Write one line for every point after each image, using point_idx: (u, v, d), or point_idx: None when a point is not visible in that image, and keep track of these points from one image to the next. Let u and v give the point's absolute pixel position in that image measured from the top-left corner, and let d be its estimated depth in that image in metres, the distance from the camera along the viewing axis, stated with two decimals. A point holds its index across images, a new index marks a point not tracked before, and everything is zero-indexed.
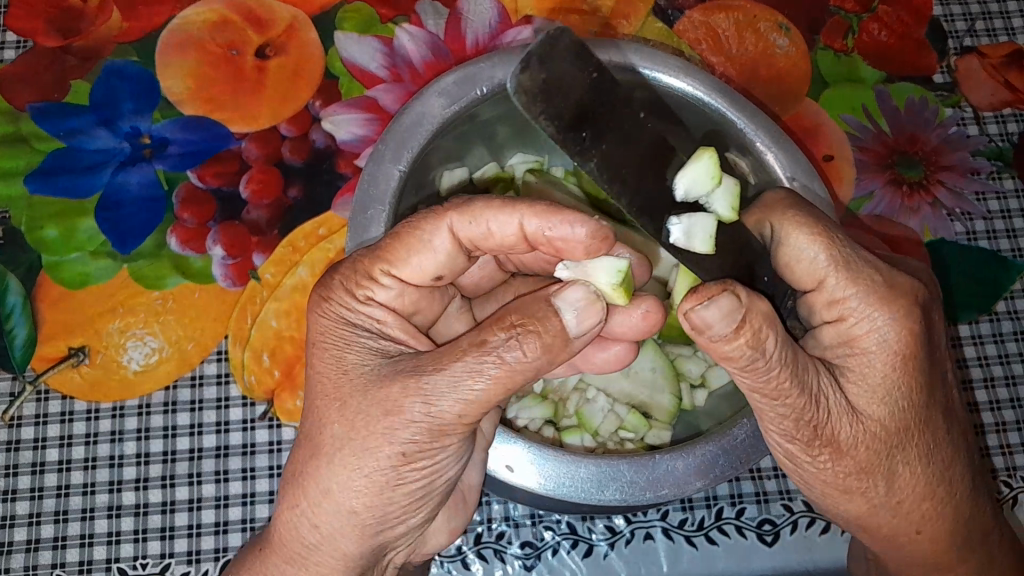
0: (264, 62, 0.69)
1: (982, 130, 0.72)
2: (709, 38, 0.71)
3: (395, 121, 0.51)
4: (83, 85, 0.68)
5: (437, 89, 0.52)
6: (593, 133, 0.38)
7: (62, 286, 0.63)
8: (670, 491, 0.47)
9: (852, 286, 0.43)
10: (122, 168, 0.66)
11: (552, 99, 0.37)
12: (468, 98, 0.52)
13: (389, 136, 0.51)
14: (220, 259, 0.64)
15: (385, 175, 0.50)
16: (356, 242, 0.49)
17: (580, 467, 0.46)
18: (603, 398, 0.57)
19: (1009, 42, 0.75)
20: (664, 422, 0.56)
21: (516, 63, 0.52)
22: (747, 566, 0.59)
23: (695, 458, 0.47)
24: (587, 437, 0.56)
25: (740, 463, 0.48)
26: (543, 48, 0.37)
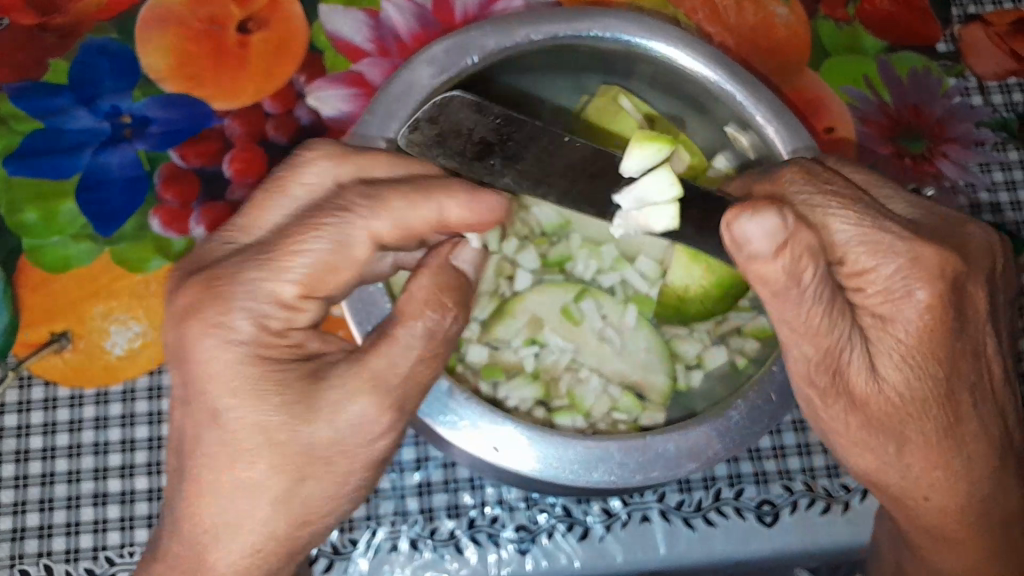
0: (247, 36, 0.67)
1: (987, 101, 0.70)
2: (706, 7, 0.69)
3: (381, 94, 0.49)
4: (61, 63, 0.65)
5: (423, 59, 0.50)
6: (501, 159, 0.46)
7: (43, 270, 0.62)
8: (661, 473, 0.46)
9: (876, 253, 0.41)
10: (103, 148, 0.64)
11: (449, 144, 0.46)
12: (459, 69, 0.50)
13: (374, 107, 0.49)
14: (205, 240, 0.62)
15: (370, 147, 0.48)
16: None
17: (572, 447, 0.45)
18: (596, 378, 0.55)
19: (1013, 9, 0.73)
20: (659, 404, 0.55)
21: (507, 33, 0.51)
22: (746, 547, 0.58)
23: (688, 440, 0.46)
24: (580, 418, 0.54)
25: (733, 447, 0.47)
26: (432, 113, 0.46)
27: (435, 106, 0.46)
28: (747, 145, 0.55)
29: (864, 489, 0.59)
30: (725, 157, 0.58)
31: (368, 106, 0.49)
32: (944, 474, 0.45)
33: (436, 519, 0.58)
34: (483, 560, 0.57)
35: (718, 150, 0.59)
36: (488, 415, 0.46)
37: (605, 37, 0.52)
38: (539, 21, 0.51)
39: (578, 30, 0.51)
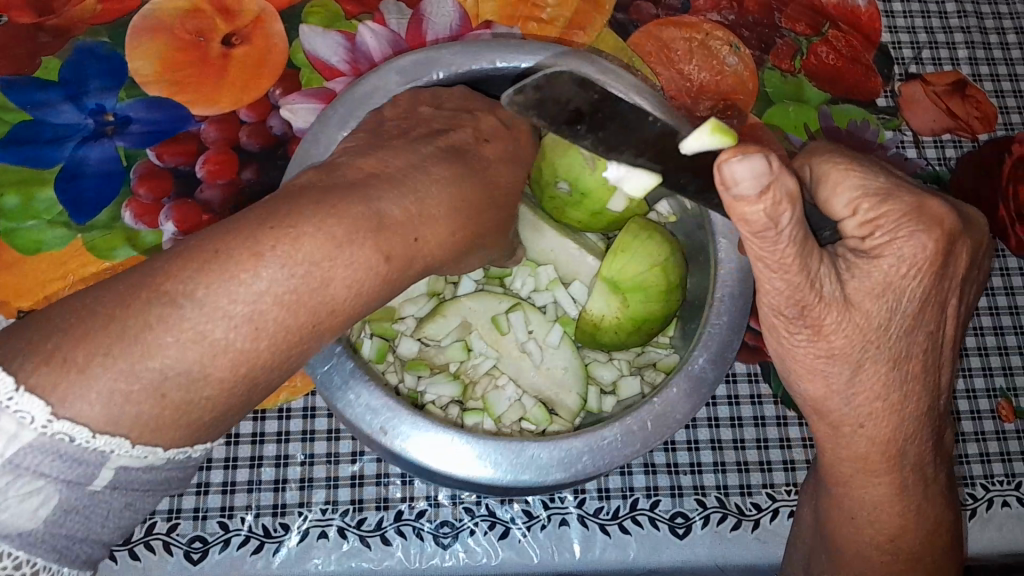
0: (230, 49, 0.72)
1: (921, 154, 0.75)
2: (660, 51, 0.74)
3: (347, 93, 0.53)
4: (53, 61, 0.70)
5: (393, 67, 0.54)
6: (588, 127, 0.44)
7: (17, 251, 0.65)
8: (532, 476, 0.48)
9: (883, 205, 0.43)
10: (85, 142, 0.68)
11: (546, 108, 0.44)
12: (424, 80, 0.54)
13: (338, 103, 0.53)
14: (172, 234, 0.66)
15: (328, 137, 0.52)
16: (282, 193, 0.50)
17: (452, 443, 0.48)
18: (512, 388, 0.61)
19: (952, 71, 0.78)
20: (566, 420, 0.61)
21: (475, 53, 0.54)
22: (657, 557, 0.61)
23: (561, 450, 0.49)
24: (489, 421, 0.60)
25: (604, 462, 0.49)
26: (541, 79, 0.43)
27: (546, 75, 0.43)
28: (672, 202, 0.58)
29: (775, 509, 0.62)
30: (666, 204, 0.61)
31: (333, 102, 0.53)
32: (892, 437, 0.46)
33: (365, 510, 0.61)
34: (404, 552, 0.60)
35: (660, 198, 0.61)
36: (384, 399, 0.49)
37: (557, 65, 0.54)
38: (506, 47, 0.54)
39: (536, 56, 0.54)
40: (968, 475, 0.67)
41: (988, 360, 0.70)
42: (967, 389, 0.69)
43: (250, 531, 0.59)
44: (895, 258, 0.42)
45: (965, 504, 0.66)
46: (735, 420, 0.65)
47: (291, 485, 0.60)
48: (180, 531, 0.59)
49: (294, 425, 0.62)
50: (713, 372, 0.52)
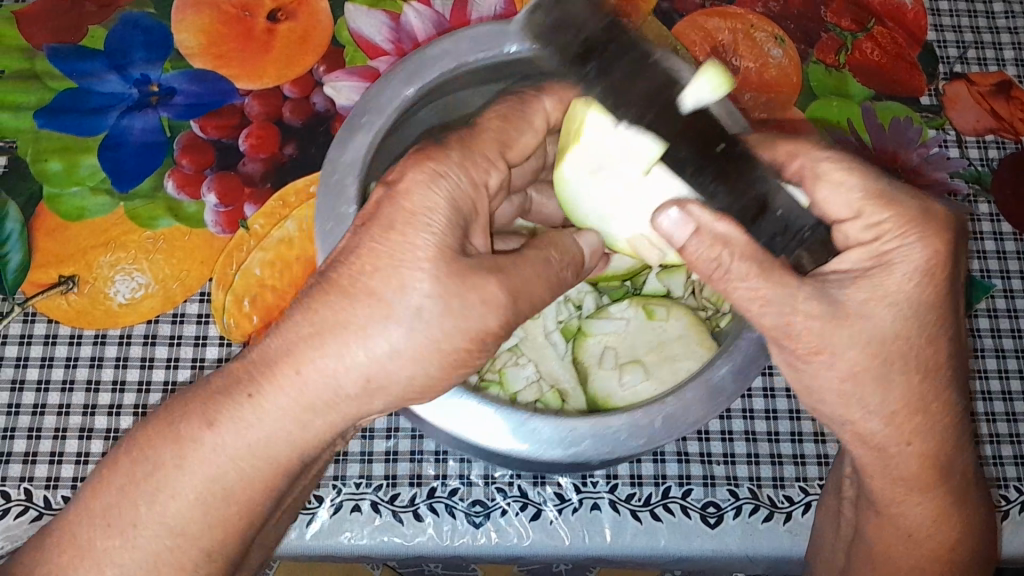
0: (275, 25, 0.72)
1: (963, 154, 0.74)
2: (705, 42, 0.74)
3: (417, 54, 0.54)
4: (100, 31, 0.71)
5: (467, 34, 0.54)
6: (597, 69, 0.45)
7: (60, 217, 0.66)
8: (531, 450, 0.51)
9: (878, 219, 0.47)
10: (129, 112, 0.69)
11: (559, 33, 0.46)
12: (492, 52, 0.54)
13: (407, 62, 0.54)
14: (213, 206, 0.66)
15: (391, 94, 0.53)
16: (338, 148, 0.53)
17: (474, 412, 0.52)
18: (531, 368, 0.62)
19: (998, 71, 0.78)
20: (577, 409, 0.61)
21: None
22: (688, 545, 0.61)
23: (564, 430, 0.51)
24: (504, 396, 0.60)
25: (604, 451, 0.51)
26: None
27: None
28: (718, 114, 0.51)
29: (808, 503, 0.62)
30: None
31: (401, 60, 0.54)
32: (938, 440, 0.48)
33: (398, 486, 0.61)
34: (437, 530, 0.60)
35: None
36: None
37: None
38: None
39: None
40: (1001, 476, 0.66)
41: None
42: (1003, 391, 0.69)
43: None
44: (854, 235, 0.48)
45: (998, 505, 0.65)
46: (770, 413, 0.64)
47: (325, 459, 0.61)
48: None
49: None
50: (732, 384, 0.53)
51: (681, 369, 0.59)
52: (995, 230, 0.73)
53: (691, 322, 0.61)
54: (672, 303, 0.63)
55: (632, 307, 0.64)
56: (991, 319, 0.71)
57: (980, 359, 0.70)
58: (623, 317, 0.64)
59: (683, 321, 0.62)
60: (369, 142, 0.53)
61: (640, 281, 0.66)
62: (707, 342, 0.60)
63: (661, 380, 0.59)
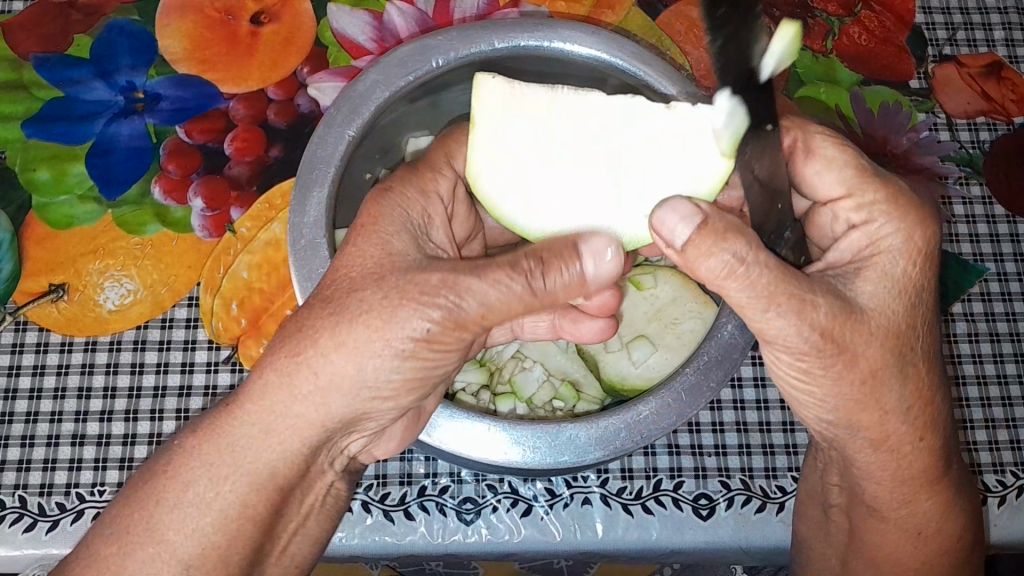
0: (258, 28, 0.72)
1: (955, 137, 0.74)
2: (689, 32, 0.73)
3: (348, 92, 0.53)
4: (85, 39, 0.71)
5: (392, 60, 0.54)
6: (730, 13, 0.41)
7: (48, 226, 0.66)
8: (571, 457, 0.50)
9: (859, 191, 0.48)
10: (115, 119, 0.69)
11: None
12: (423, 69, 0.54)
13: (341, 102, 0.53)
14: (200, 211, 0.67)
15: (334, 138, 0.52)
16: (299, 201, 0.51)
17: (494, 431, 0.50)
18: (540, 369, 0.62)
19: (988, 52, 0.77)
20: (594, 396, 0.62)
21: (474, 39, 0.54)
22: (681, 538, 0.61)
23: (598, 430, 0.50)
24: (521, 404, 0.60)
25: (643, 440, 0.50)
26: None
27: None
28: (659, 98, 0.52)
29: (801, 492, 0.62)
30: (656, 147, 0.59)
31: (337, 101, 0.53)
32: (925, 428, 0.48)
33: (388, 485, 0.61)
34: (428, 528, 0.60)
35: None
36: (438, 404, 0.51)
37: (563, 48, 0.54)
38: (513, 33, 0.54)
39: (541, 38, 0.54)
40: (997, 462, 0.66)
41: (1019, 346, 0.69)
42: (997, 375, 0.68)
43: None
44: (844, 212, 0.49)
45: (994, 491, 0.64)
46: (761, 403, 0.64)
47: None
48: None
49: None
50: (741, 339, 0.51)
51: (686, 330, 0.60)
52: (988, 213, 0.72)
53: (680, 281, 0.63)
54: (657, 269, 0.64)
55: (620, 282, 0.64)
56: (985, 303, 0.70)
57: (975, 344, 0.69)
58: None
59: (671, 285, 0.63)
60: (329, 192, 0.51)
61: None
62: (702, 297, 0.62)
63: (670, 348, 0.60)
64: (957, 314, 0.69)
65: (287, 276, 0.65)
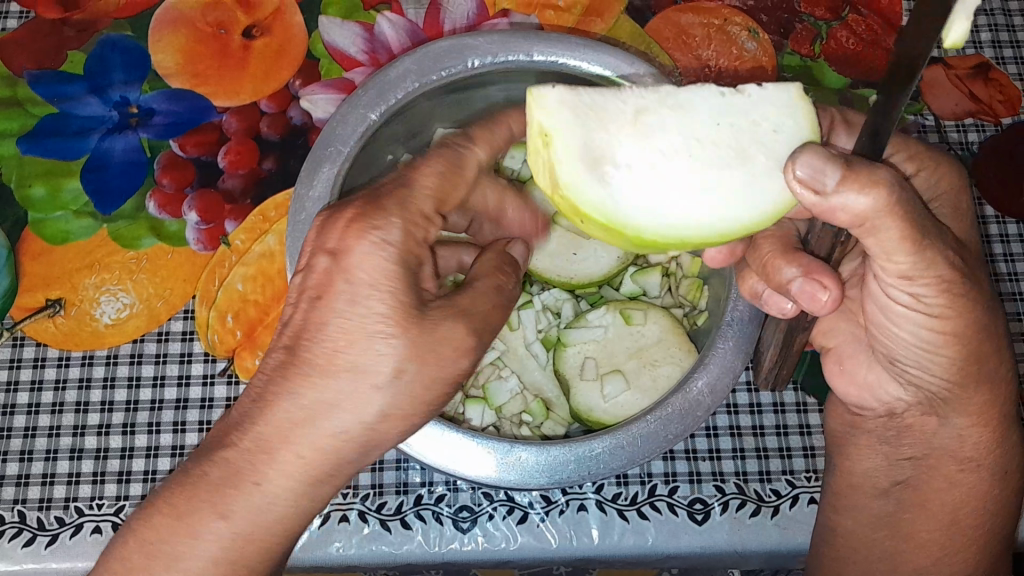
0: (251, 41, 0.72)
1: (943, 138, 0.74)
2: (678, 39, 0.74)
3: (377, 78, 0.54)
4: (79, 55, 0.71)
5: (426, 54, 0.54)
6: None
7: (45, 241, 0.67)
8: (514, 480, 0.51)
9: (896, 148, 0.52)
10: (109, 134, 0.69)
11: None
12: (457, 67, 0.55)
13: (370, 86, 0.54)
14: (194, 224, 0.67)
15: (356, 120, 0.53)
16: (308, 172, 0.52)
17: (461, 441, 0.51)
18: (515, 381, 0.62)
19: (976, 54, 0.77)
20: (563, 418, 0.63)
21: (510, 45, 0.55)
22: (676, 542, 0.61)
23: (547, 458, 0.51)
24: (490, 411, 0.61)
25: (587, 474, 0.51)
26: None
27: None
28: None
29: (794, 496, 0.62)
30: None
31: (365, 82, 0.54)
32: None
33: (385, 494, 0.61)
34: (425, 537, 0.61)
35: None
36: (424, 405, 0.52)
37: (593, 65, 0.55)
38: (547, 43, 0.55)
39: (573, 52, 0.55)
40: None
41: (1011, 346, 0.69)
42: None
43: None
44: (895, 167, 0.53)
45: None
46: (754, 407, 0.65)
47: None
48: None
49: None
50: (709, 399, 0.52)
51: (662, 376, 0.60)
52: (978, 214, 0.73)
53: (669, 324, 0.62)
54: (649, 306, 0.63)
55: (610, 312, 0.63)
56: None
57: None
58: (601, 324, 0.63)
59: (660, 325, 0.62)
60: (340, 170, 0.52)
61: (616, 285, 0.66)
62: (686, 345, 0.61)
63: (643, 389, 0.61)
64: None
65: (282, 289, 0.66)
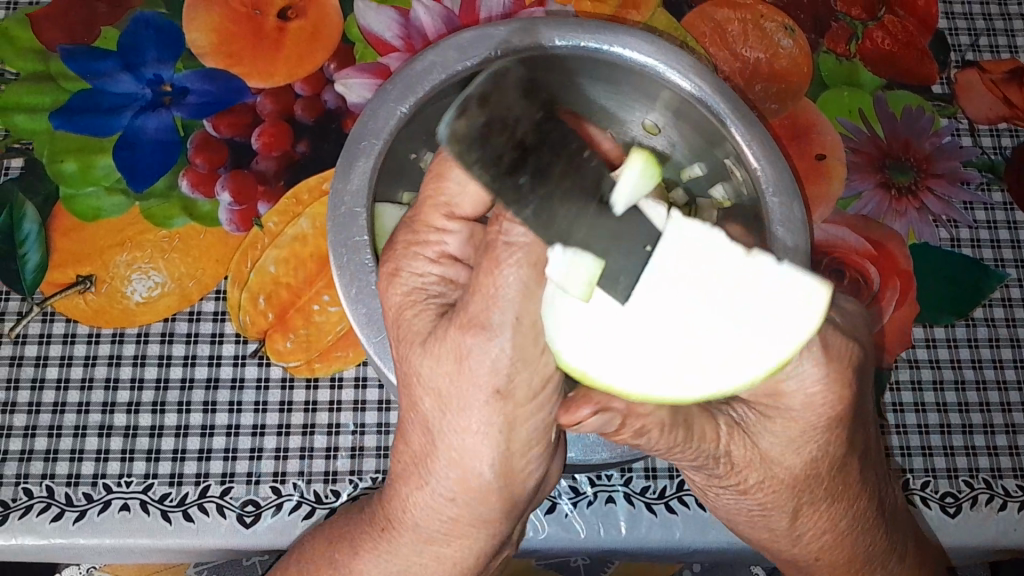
0: (286, 22, 0.72)
1: (976, 142, 0.74)
2: (715, 33, 0.73)
3: (405, 71, 0.53)
4: (112, 31, 0.71)
5: (451, 45, 0.54)
6: (530, 176, 0.38)
7: (76, 217, 0.67)
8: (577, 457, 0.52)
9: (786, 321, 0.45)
10: (143, 111, 0.69)
11: (490, 141, 0.38)
12: (481, 57, 0.54)
13: (397, 79, 0.53)
14: (227, 205, 0.67)
15: (386, 113, 0.52)
16: (343, 170, 0.51)
17: None
18: None
19: (1010, 59, 0.77)
20: None
21: (533, 32, 0.54)
22: (703, 536, 0.61)
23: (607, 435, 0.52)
24: None
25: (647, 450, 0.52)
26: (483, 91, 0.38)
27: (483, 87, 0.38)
28: (741, 179, 0.57)
29: None
30: (722, 188, 0.60)
31: (392, 78, 0.53)
32: None
33: None
34: None
35: (717, 180, 0.61)
36: None
37: (623, 53, 0.54)
38: (567, 28, 0.54)
39: (601, 41, 0.54)
40: (1018, 466, 0.66)
41: None
42: (1017, 380, 0.68)
43: (303, 497, 0.61)
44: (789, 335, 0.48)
45: (1013, 495, 0.64)
46: None
47: (342, 454, 0.63)
48: (233, 495, 0.61)
49: (345, 395, 0.64)
50: None
51: None
52: (1009, 219, 0.72)
53: None
54: None
55: None
56: (1005, 309, 0.70)
57: (995, 349, 0.69)
58: None
59: None
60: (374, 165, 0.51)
61: None
62: None
63: None
64: (977, 317, 0.70)
65: (315, 272, 0.65)
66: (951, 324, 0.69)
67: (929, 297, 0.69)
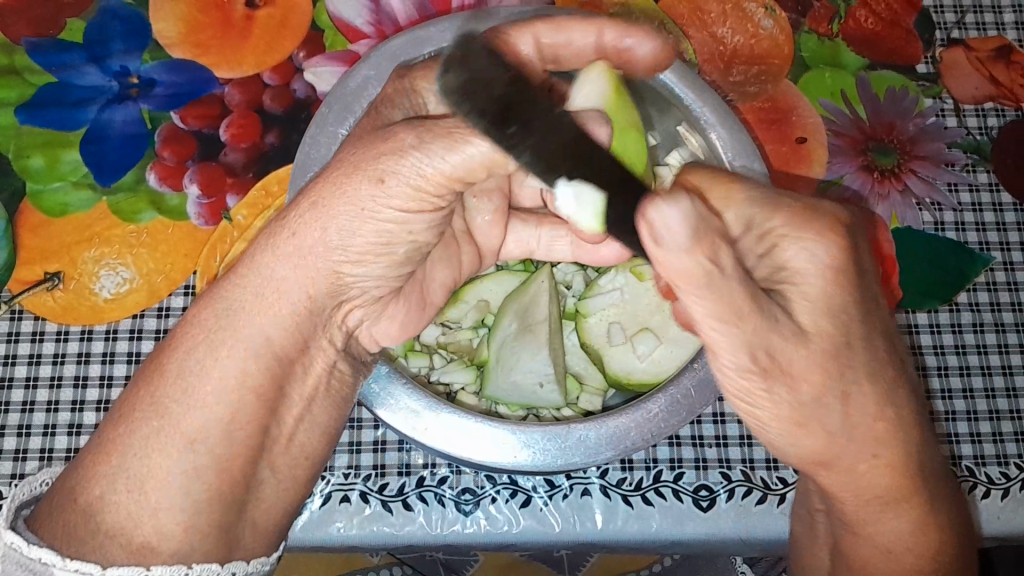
0: (254, 10, 0.70)
1: (962, 123, 0.72)
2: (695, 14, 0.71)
3: (335, 92, 0.54)
4: (77, 23, 0.70)
5: (381, 54, 0.54)
6: (521, 126, 0.39)
7: (43, 214, 0.66)
8: (581, 459, 0.52)
9: (774, 216, 0.44)
10: (109, 104, 0.68)
11: (476, 95, 0.39)
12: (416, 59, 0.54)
13: (332, 100, 0.54)
14: (195, 198, 0.66)
15: (326, 137, 0.53)
16: None
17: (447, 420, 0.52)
18: None
19: (997, 36, 0.75)
20: (597, 389, 0.62)
21: (466, 28, 0.54)
22: (679, 528, 0.60)
23: (609, 430, 0.52)
24: None
25: (655, 433, 0.52)
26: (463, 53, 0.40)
27: (461, 45, 0.41)
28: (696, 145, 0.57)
29: None
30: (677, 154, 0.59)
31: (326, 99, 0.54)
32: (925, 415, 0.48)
33: (386, 476, 0.61)
34: (424, 519, 0.60)
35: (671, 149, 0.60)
36: (420, 399, 0.53)
37: None
38: (501, 16, 0.54)
39: None
40: (1001, 452, 0.65)
41: None
42: (1002, 365, 0.68)
43: None
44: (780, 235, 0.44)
45: (997, 482, 0.64)
46: None
47: None
48: None
49: None
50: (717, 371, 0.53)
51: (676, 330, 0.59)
52: (994, 202, 0.71)
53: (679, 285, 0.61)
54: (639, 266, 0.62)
55: (621, 274, 0.63)
56: (990, 293, 0.69)
57: (980, 333, 0.68)
58: (616, 287, 0.62)
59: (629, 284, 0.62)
60: None
61: None
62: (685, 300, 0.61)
63: (675, 341, 0.59)
64: (962, 302, 0.68)
65: None
66: (934, 308, 0.68)
67: (914, 283, 0.68)
